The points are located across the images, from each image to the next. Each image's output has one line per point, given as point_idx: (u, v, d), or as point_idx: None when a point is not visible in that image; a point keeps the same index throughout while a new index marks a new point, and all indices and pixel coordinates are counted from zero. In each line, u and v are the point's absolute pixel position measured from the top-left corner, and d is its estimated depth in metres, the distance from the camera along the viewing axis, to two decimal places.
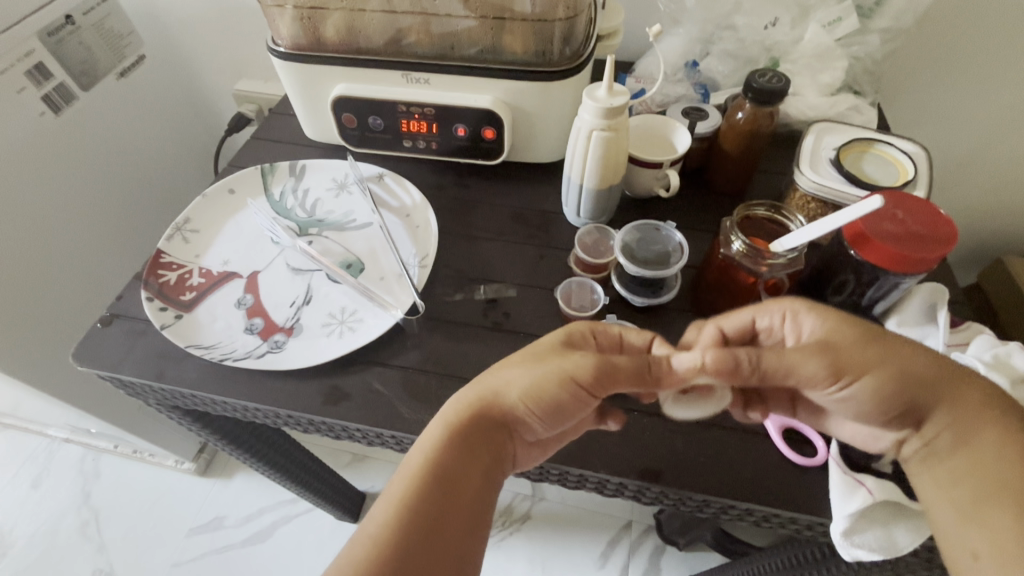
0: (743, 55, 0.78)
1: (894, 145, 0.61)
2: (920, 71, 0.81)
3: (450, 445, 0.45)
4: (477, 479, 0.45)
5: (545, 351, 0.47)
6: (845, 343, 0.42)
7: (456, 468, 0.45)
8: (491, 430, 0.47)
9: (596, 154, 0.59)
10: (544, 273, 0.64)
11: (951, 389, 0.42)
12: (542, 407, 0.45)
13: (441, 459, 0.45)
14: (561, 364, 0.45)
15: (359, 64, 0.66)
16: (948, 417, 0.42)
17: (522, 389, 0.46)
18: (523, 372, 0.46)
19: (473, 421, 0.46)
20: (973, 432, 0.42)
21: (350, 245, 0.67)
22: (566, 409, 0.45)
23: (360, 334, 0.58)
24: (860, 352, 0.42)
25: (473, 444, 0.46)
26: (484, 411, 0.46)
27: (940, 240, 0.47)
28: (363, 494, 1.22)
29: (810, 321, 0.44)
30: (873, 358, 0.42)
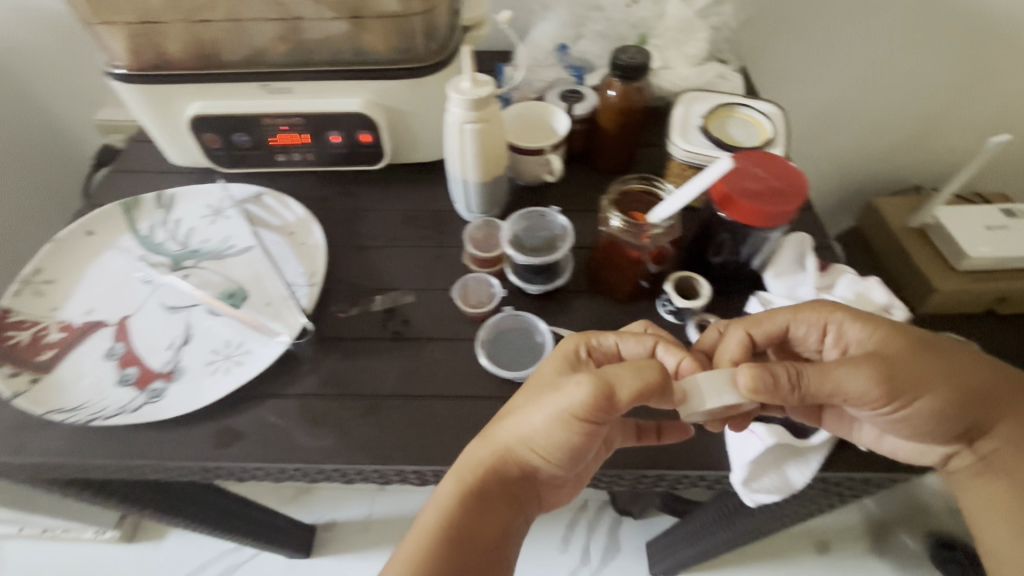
0: (614, 34, 0.80)
1: (752, 107, 0.65)
2: (777, 36, 0.86)
3: (465, 507, 0.44)
4: (496, 527, 0.44)
5: (545, 384, 0.44)
6: (894, 357, 0.44)
7: (473, 526, 0.44)
8: (507, 479, 0.45)
9: (472, 147, 0.58)
10: (441, 274, 0.63)
11: (1008, 408, 0.47)
12: (556, 446, 0.43)
13: (457, 519, 0.43)
14: (558, 402, 0.41)
15: (215, 79, 0.61)
16: (1005, 436, 0.47)
17: (538, 430, 0.43)
18: (537, 408, 0.43)
19: (486, 481, 0.44)
20: None
21: (232, 272, 0.63)
22: (579, 442, 0.43)
23: (249, 367, 0.54)
24: (902, 367, 0.43)
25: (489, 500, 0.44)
26: (498, 465, 0.45)
27: (793, 192, 0.50)
28: (311, 528, 1.16)
29: (853, 330, 0.45)
30: (926, 374, 0.43)
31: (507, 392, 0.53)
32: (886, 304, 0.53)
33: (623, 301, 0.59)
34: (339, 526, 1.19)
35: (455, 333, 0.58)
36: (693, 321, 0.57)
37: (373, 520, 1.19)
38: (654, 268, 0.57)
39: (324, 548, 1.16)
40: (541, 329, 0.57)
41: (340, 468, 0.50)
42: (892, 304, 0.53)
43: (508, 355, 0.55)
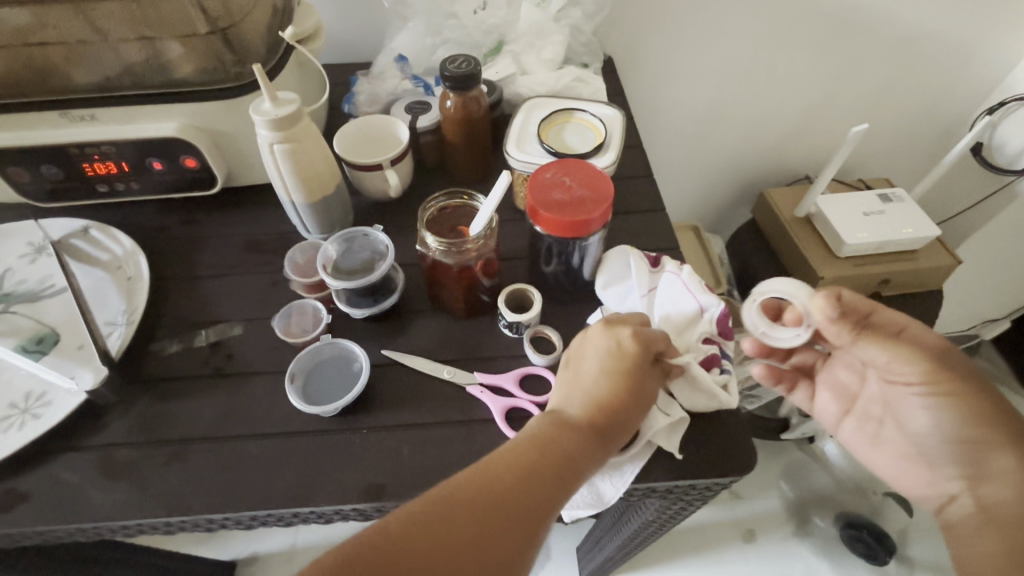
0: (469, 42, 0.79)
1: (589, 111, 0.64)
2: (640, 38, 0.86)
3: (500, 496, 0.39)
4: (538, 501, 0.40)
5: (598, 348, 0.46)
6: (947, 359, 0.50)
7: (514, 492, 0.40)
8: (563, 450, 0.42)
9: (288, 170, 0.55)
10: (274, 302, 0.60)
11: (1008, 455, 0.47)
12: (606, 419, 0.44)
13: (484, 507, 0.39)
14: (619, 351, 0.45)
15: (8, 109, 0.57)
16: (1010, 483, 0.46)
17: (595, 399, 0.44)
18: (594, 375, 0.45)
19: (534, 465, 0.41)
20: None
21: (44, 315, 0.58)
22: (631, 423, 0.45)
23: (43, 421, 0.50)
24: (960, 373, 0.49)
25: (533, 490, 0.40)
26: (552, 443, 0.42)
27: (599, 200, 0.49)
28: (227, 565, 1.11)
29: (932, 336, 0.51)
30: (979, 383, 0.49)
31: (325, 424, 0.50)
32: (700, 307, 0.51)
33: (459, 316, 0.57)
34: (259, 560, 1.13)
35: (280, 364, 0.55)
36: (529, 332, 0.55)
37: (297, 550, 1.14)
38: (485, 281, 0.56)
39: None
40: (358, 354, 0.54)
41: (137, 523, 0.46)
42: (706, 306, 0.51)
43: (324, 385, 0.52)
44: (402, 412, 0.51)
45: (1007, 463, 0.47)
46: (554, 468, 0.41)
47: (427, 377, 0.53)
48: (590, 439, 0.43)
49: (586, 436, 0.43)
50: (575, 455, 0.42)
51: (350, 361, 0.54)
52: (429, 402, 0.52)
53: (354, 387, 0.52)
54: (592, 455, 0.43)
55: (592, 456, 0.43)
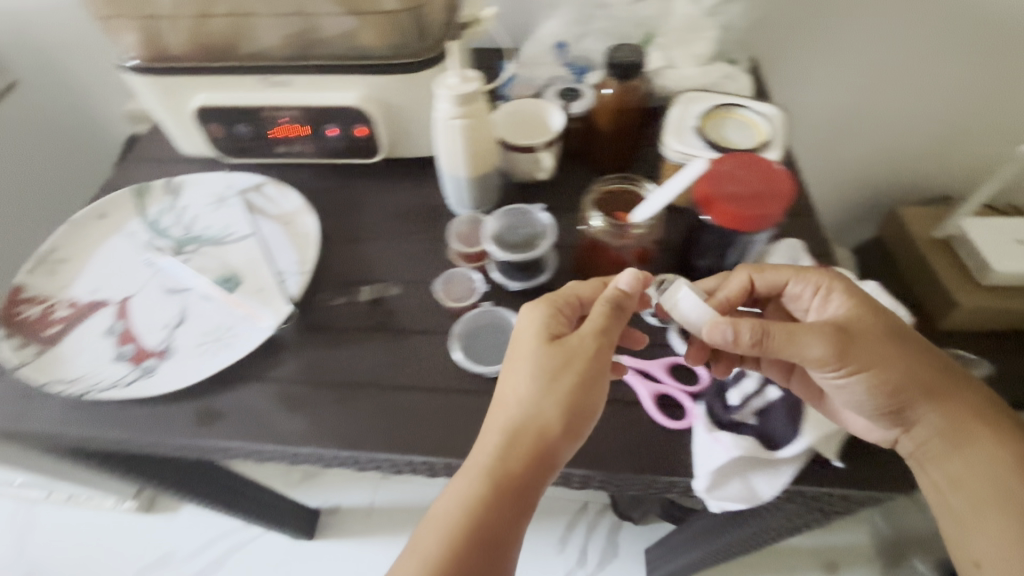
0: (619, 33, 0.79)
1: (752, 108, 0.63)
2: (790, 38, 0.83)
3: (481, 498, 0.43)
4: (518, 498, 0.44)
5: (539, 351, 0.46)
6: (861, 330, 0.45)
7: (498, 498, 0.43)
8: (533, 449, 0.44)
9: (460, 143, 0.58)
10: (427, 268, 0.63)
11: (945, 401, 0.47)
12: (544, 405, 0.44)
13: (473, 511, 0.43)
14: (536, 362, 0.45)
15: (218, 70, 0.63)
16: (937, 430, 0.46)
17: (535, 386, 0.45)
18: (515, 370, 0.46)
19: (494, 461, 0.44)
20: (963, 444, 0.47)
21: (228, 258, 0.65)
22: (536, 411, 0.44)
23: (235, 350, 0.56)
24: (862, 346, 0.45)
25: (505, 483, 0.44)
26: (520, 446, 0.44)
27: (777, 196, 0.48)
28: (315, 512, 1.19)
29: (836, 302, 0.47)
30: (890, 354, 0.45)
31: (481, 387, 0.53)
32: None
33: None
34: (342, 511, 1.21)
35: (435, 326, 0.58)
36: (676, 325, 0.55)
37: (376, 509, 1.21)
38: (636, 268, 0.57)
39: (326, 532, 1.19)
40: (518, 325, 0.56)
41: (312, 452, 0.51)
42: None
43: (484, 351, 0.56)
44: None
45: (934, 416, 0.46)
46: (518, 455, 0.44)
47: None
48: (552, 438, 0.44)
49: (525, 424, 0.44)
50: (521, 443, 0.44)
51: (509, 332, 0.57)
52: None
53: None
54: (543, 440, 0.44)
55: (523, 446, 0.44)
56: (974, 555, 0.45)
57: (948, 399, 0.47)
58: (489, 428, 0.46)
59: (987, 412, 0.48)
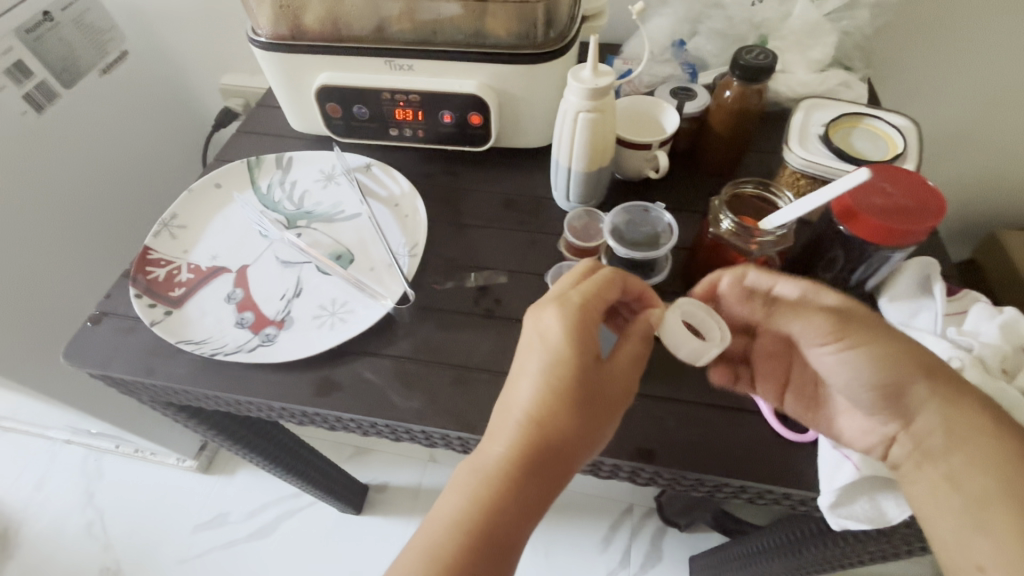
0: (732, 33, 0.77)
1: (884, 119, 0.61)
2: (909, 48, 0.79)
3: (487, 503, 0.43)
4: (533, 497, 0.43)
5: (558, 351, 0.44)
6: (857, 309, 0.45)
7: (515, 497, 0.43)
8: (552, 452, 0.43)
9: (583, 136, 0.58)
10: (534, 259, 0.64)
11: (948, 384, 0.44)
12: (559, 418, 0.43)
13: (478, 516, 0.43)
14: (561, 364, 0.43)
15: (344, 52, 0.65)
16: (938, 409, 0.44)
17: (549, 399, 0.43)
18: (529, 379, 0.44)
19: (502, 468, 0.43)
20: (961, 437, 0.43)
21: (340, 236, 0.67)
22: (557, 422, 0.43)
23: (351, 326, 0.58)
24: (863, 318, 0.44)
25: (513, 491, 0.43)
26: (540, 447, 0.43)
27: (928, 212, 0.46)
28: (365, 486, 1.22)
29: (829, 296, 0.45)
30: (880, 328, 0.44)
31: None
32: None
33: None
34: (390, 489, 1.24)
35: None
36: None
37: (422, 489, 1.24)
38: None
39: (374, 507, 1.22)
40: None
41: (426, 430, 0.53)
42: None
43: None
44: (667, 386, 0.53)
45: (931, 399, 0.44)
46: (533, 461, 0.43)
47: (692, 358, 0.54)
48: (573, 442, 0.43)
49: (540, 435, 0.43)
50: (531, 453, 0.43)
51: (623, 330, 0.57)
52: (692, 382, 0.53)
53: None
54: (555, 453, 0.43)
55: (537, 455, 0.43)
56: (975, 562, 0.40)
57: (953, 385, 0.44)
58: (504, 425, 0.44)
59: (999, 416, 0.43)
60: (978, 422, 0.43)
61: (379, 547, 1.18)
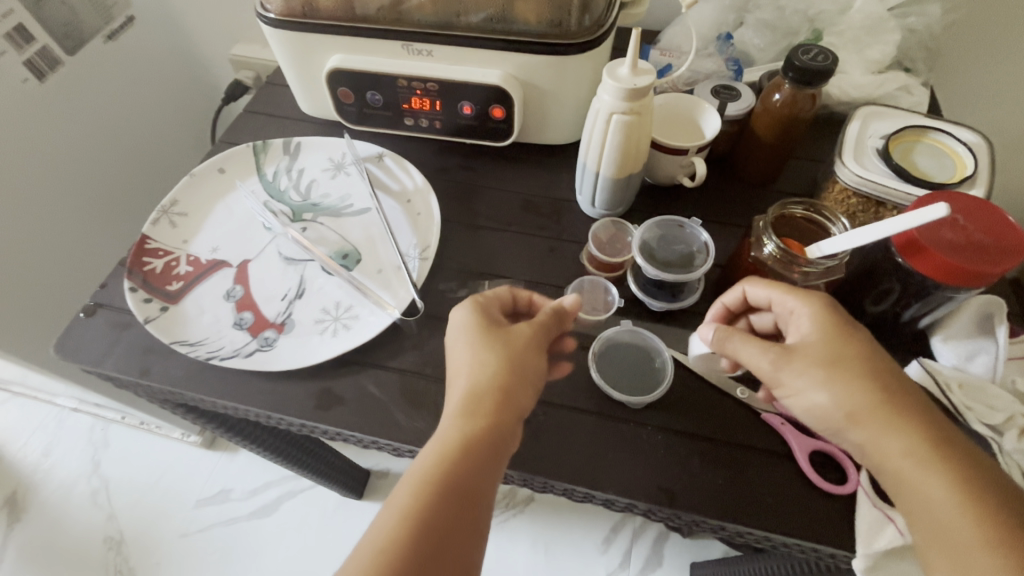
0: (782, 26, 0.69)
1: (951, 135, 0.55)
2: (981, 49, 0.71)
3: (432, 477, 0.40)
4: (480, 469, 0.41)
5: (476, 328, 0.46)
6: (802, 350, 0.42)
7: (463, 468, 0.41)
8: (490, 414, 0.42)
9: (614, 140, 0.53)
10: (554, 269, 0.59)
11: (888, 428, 0.40)
12: (497, 377, 0.43)
13: (428, 494, 0.40)
14: (476, 335, 0.46)
15: (357, 33, 0.59)
16: (879, 455, 0.40)
17: (477, 361, 0.44)
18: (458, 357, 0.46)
19: (450, 436, 0.42)
20: (908, 478, 0.39)
21: (347, 232, 0.63)
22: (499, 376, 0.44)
23: (355, 333, 0.54)
24: (803, 362, 0.42)
25: (468, 449, 0.41)
26: (477, 409, 0.42)
27: (1005, 250, 0.42)
28: (366, 473, 1.19)
29: (807, 320, 0.43)
30: (822, 374, 0.41)
31: (612, 411, 0.50)
32: None
33: None
34: (391, 476, 1.21)
35: None
36: None
37: None
38: None
39: (375, 493, 1.19)
40: (662, 353, 0.52)
41: None
42: None
43: (620, 376, 0.51)
44: (692, 420, 0.49)
45: (873, 445, 0.40)
46: (476, 425, 0.42)
47: (721, 390, 0.50)
48: (506, 403, 0.43)
49: (481, 389, 0.43)
50: (478, 410, 0.42)
51: (653, 356, 0.53)
52: (719, 418, 0.49)
53: (655, 390, 0.50)
54: (502, 404, 0.43)
55: (484, 409, 0.42)
56: None
57: (904, 428, 0.40)
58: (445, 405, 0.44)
59: (949, 446, 0.39)
60: (927, 459, 0.39)
61: None
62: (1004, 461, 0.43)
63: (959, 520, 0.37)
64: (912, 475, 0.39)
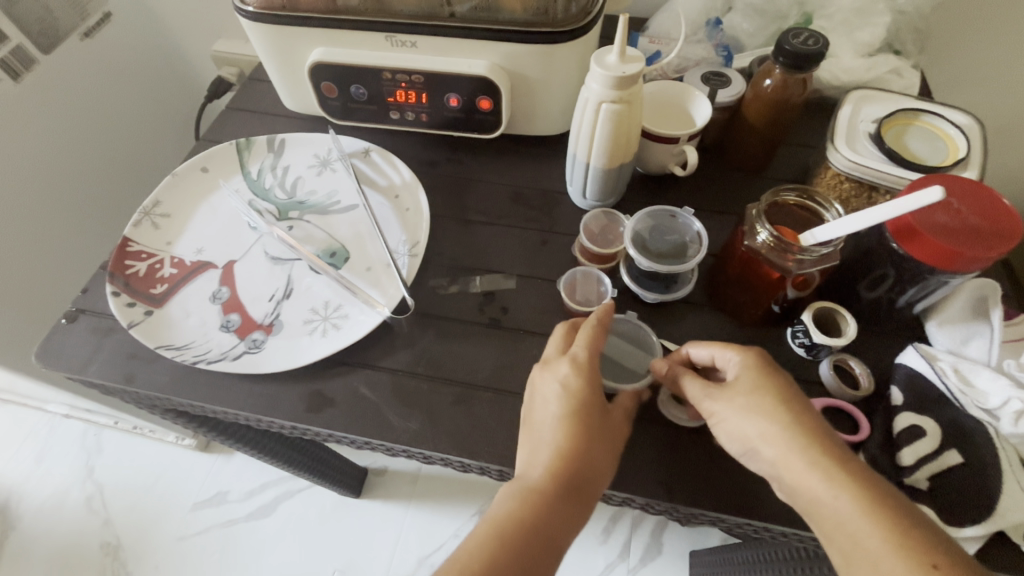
0: (772, 10, 0.68)
1: (944, 117, 0.54)
2: (973, 30, 0.71)
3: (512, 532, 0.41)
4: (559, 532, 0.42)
5: (585, 389, 0.44)
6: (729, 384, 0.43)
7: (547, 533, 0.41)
8: (582, 485, 0.42)
9: (603, 131, 0.52)
10: (546, 262, 0.59)
11: (800, 447, 0.39)
12: (598, 451, 0.43)
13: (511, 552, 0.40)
14: (577, 396, 0.43)
15: (339, 26, 0.58)
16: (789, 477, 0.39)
17: (581, 427, 0.43)
18: (551, 422, 0.43)
19: (534, 497, 0.41)
20: (818, 497, 0.38)
21: (335, 230, 0.62)
22: (595, 454, 0.43)
23: (345, 333, 0.53)
24: (731, 393, 0.42)
25: (554, 513, 0.41)
26: (571, 478, 0.42)
27: (1000, 235, 0.41)
28: (364, 471, 1.18)
29: (732, 360, 0.43)
30: (740, 401, 0.41)
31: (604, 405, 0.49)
32: None
33: (746, 324, 0.53)
34: (389, 474, 1.21)
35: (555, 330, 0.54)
36: (829, 359, 0.49)
37: (421, 475, 1.21)
38: (792, 293, 0.50)
39: (373, 491, 1.19)
40: (651, 348, 0.51)
41: (425, 452, 0.49)
42: None
43: (607, 359, 0.50)
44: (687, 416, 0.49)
45: (784, 463, 0.39)
46: (567, 493, 0.42)
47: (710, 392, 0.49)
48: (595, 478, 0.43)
49: (573, 471, 0.42)
50: (563, 491, 0.42)
51: (645, 354, 0.51)
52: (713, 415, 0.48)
53: (622, 381, 0.49)
54: (586, 488, 0.42)
55: (580, 482, 0.42)
56: None
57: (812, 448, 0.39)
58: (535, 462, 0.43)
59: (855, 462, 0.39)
60: (839, 475, 0.38)
61: (376, 532, 1.15)
62: (1001, 445, 0.42)
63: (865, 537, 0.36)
64: (822, 492, 0.38)
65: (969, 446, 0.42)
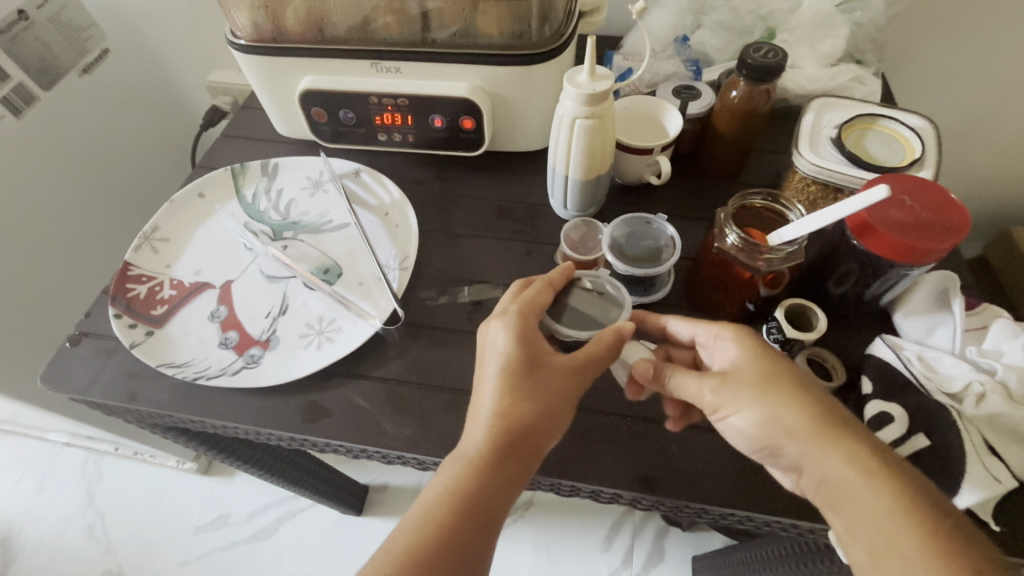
0: (738, 26, 0.72)
1: (900, 121, 0.57)
2: (930, 38, 0.74)
3: (452, 494, 0.42)
4: (500, 491, 0.43)
5: (516, 346, 0.45)
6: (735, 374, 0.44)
7: (486, 493, 0.42)
8: (518, 441, 0.43)
9: (579, 144, 0.55)
10: (531, 271, 0.61)
11: (823, 443, 0.40)
12: (533, 407, 0.43)
13: (452, 514, 0.42)
14: (509, 354, 0.45)
15: (327, 55, 0.61)
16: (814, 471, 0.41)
17: (515, 383, 0.44)
18: (489, 382, 0.45)
19: (471, 459, 0.43)
20: (847, 491, 0.39)
21: (327, 248, 0.64)
22: (530, 410, 0.43)
23: (339, 345, 0.55)
24: (741, 387, 0.43)
25: (492, 475, 0.42)
26: (505, 437, 0.43)
27: (950, 227, 0.44)
28: (365, 488, 1.19)
29: (732, 349, 0.45)
30: (756, 397, 0.42)
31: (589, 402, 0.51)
32: None
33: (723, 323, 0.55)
34: (390, 490, 1.21)
35: None
36: (802, 353, 0.51)
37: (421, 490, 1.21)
38: (764, 292, 0.52)
39: (374, 508, 1.19)
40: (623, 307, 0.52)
41: (419, 457, 0.51)
42: None
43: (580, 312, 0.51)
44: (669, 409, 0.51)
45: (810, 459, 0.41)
46: (502, 452, 0.43)
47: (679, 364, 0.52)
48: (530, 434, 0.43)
49: (510, 427, 0.43)
50: (503, 446, 0.43)
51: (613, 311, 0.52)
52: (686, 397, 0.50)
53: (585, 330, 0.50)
54: (523, 443, 0.43)
55: (515, 440, 0.43)
56: None
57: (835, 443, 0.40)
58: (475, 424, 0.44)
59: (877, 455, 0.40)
60: (863, 470, 0.39)
61: None
62: (964, 428, 0.44)
63: (899, 533, 0.37)
64: (852, 486, 0.39)
65: (937, 429, 0.44)
